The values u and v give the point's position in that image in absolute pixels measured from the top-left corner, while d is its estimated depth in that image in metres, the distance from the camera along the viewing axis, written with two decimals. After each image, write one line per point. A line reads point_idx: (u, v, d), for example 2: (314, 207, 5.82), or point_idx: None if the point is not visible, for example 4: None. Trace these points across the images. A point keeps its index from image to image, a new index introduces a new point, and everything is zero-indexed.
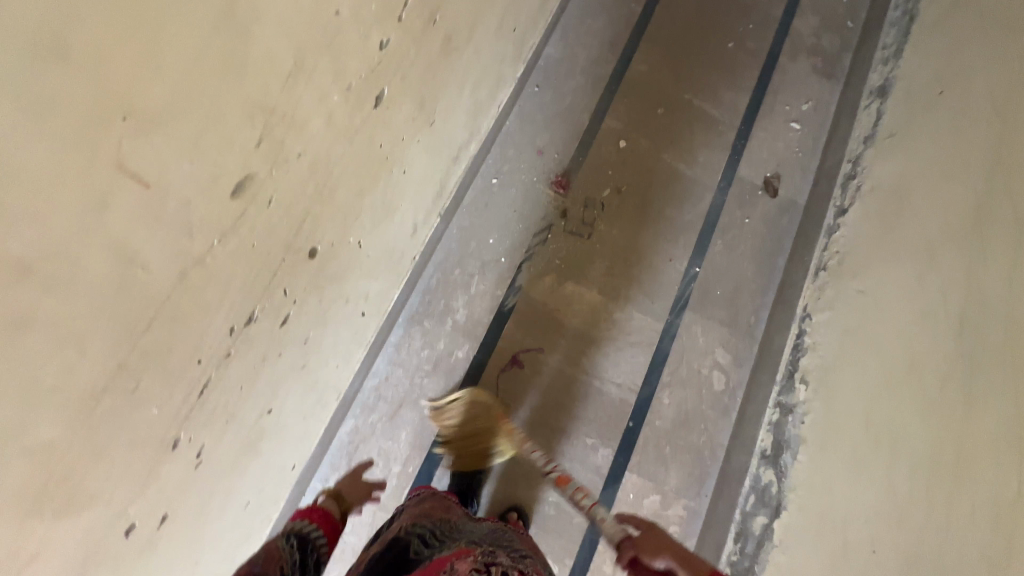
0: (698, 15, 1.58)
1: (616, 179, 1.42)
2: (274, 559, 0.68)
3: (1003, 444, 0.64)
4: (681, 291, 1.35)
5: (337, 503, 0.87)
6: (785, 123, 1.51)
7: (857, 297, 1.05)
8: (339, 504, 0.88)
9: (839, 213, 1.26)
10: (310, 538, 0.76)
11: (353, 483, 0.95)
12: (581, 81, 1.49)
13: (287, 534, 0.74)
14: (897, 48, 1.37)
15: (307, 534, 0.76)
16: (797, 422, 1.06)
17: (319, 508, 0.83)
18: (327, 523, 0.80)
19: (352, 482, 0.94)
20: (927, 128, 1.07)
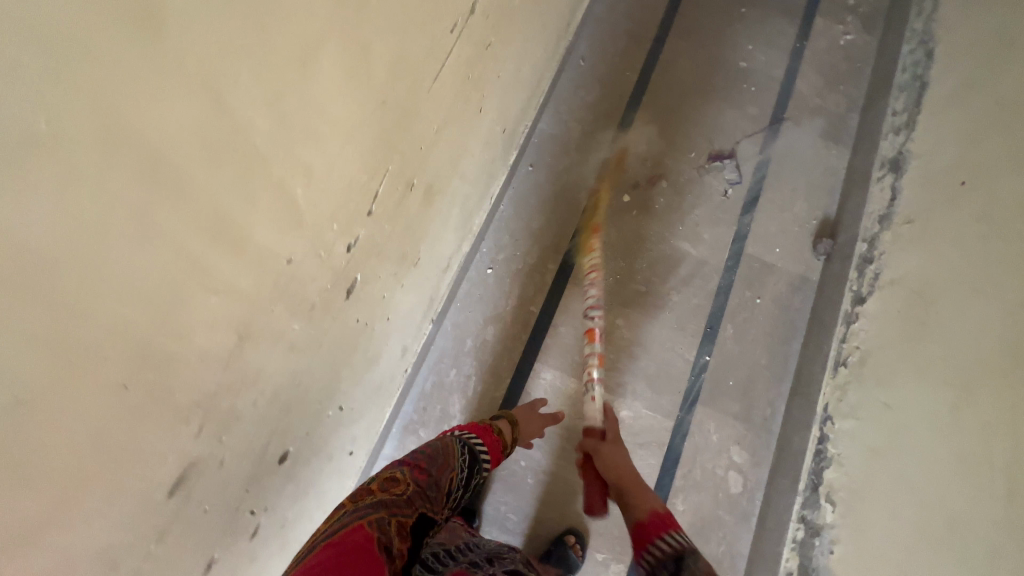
0: (695, 80, 1.52)
1: (620, 264, 1.35)
2: (449, 466, 0.77)
3: None
4: (690, 384, 1.28)
5: (509, 429, 0.98)
6: (793, 193, 1.44)
7: (881, 412, 0.98)
8: (512, 430, 0.99)
9: (857, 300, 1.18)
10: (476, 451, 0.84)
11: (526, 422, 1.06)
12: (576, 158, 1.42)
13: (461, 444, 0.82)
14: (910, 116, 1.29)
15: (476, 446, 0.85)
16: (824, 551, 0.98)
17: (488, 427, 0.92)
18: (489, 439, 0.89)
19: (530, 418, 1.07)
20: (950, 224, 1.00)
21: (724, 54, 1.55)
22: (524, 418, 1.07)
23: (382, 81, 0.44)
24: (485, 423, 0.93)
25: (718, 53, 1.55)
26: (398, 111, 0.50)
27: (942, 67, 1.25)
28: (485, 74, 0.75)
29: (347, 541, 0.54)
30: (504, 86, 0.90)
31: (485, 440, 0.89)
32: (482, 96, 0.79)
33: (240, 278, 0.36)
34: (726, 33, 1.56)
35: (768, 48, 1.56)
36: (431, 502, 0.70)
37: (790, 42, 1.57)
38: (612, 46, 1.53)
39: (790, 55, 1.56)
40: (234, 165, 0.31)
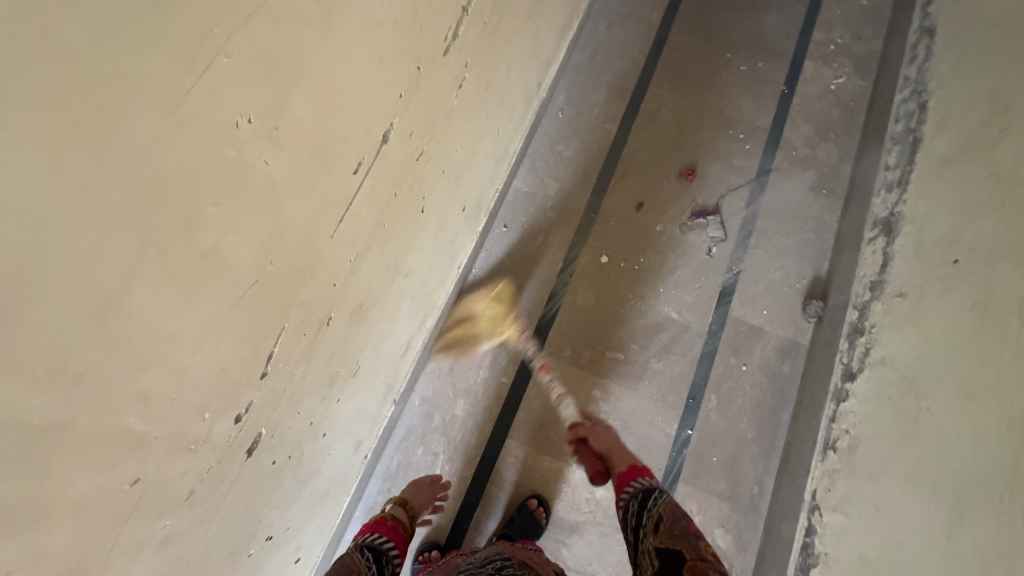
0: (678, 131, 1.46)
1: (597, 330, 1.29)
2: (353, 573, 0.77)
3: None
4: (672, 461, 1.21)
5: (404, 509, 1.01)
6: (782, 250, 1.37)
7: (871, 514, 0.90)
8: (404, 509, 1.02)
9: (847, 375, 1.10)
10: (377, 546, 0.86)
11: (416, 494, 1.07)
12: (553, 217, 1.37)
13: (360, 546, 0.84)
14: (903, 173, 1.21)
15: (375, 542, 0.87)
16: None
17: (382, 519, 0.94)
18: (388, 529, 0.92)
19: (414, 491, 1.07)
20: (944, 307, 0.92)
21: (708, 102, 1.49)
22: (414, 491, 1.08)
23: (245, 268, 0.39)
24: (380, 516, 0.96)
25: (701, 102, 1.49)
26: (285, 275, 0.45)
27: (937, 123, 1.17)
28: (423, 178, 0.70)
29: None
30: (455, 174, 0.86)
31: (386, 533, 0.91)
32: (424, 195, 0.74)
33: (52, 534, 0.31)
34: (710, 80, 1.51)
35: (754, 94, 1.50)
36: None
37: (778, 89, 1.50)
38: (590, 97, 1.48)
39: (778, 102, 1.49)
40: (14, 454, 0.26)
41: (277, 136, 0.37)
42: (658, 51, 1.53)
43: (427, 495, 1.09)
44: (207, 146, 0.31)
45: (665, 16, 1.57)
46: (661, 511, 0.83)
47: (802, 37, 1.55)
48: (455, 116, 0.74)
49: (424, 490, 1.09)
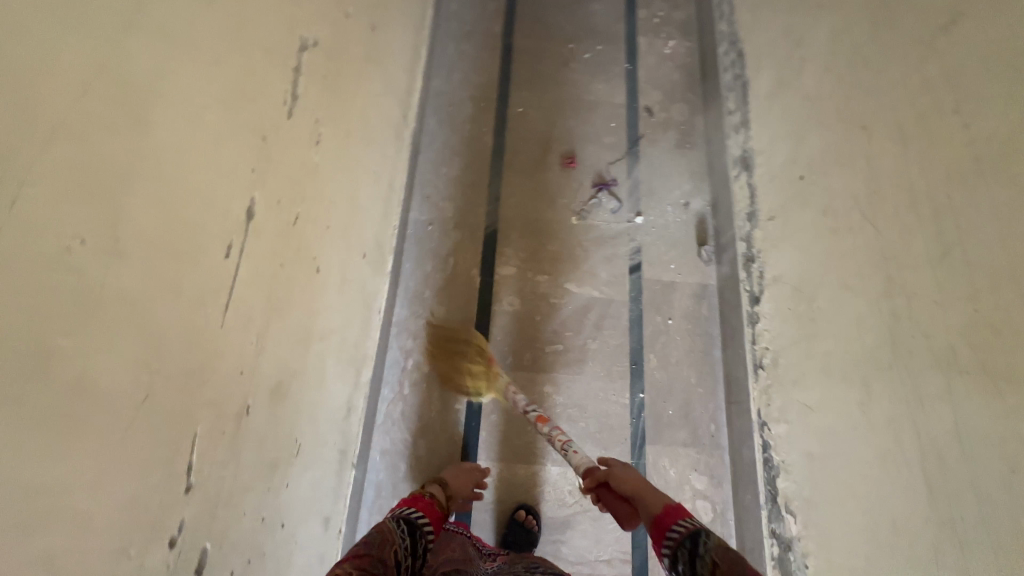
0: (548, 126, 1.55)
1: (530, 331, 1.33)
2: (388, 542, 0.72)
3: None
4: (634, 428, 1.27)
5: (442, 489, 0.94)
6: (670, 207, 1.48)
7: (806, 415, 1.00)
8: (444, 491, 0.95)
9: (753, 301, 1.21)
10: (413, 522, 0.80)
11: (456, 477, 1.01)
12: (457, 236, 1.40)
13: (395, 520, 0.77)
14: (744, 116, 1.35)
15: (412, 517, 0.81)
16: (800, 565, 0.98)
17: (420, 495, 0.88)
18: (425, 508, 0.85)
19: (457, 474, 1.03)
20: (805, 219, 1.06)
21: (567, 93, 1.59)
22: (456, 472, 1.04)
23: (118, 389, 0.37)
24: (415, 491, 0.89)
25: (561, 95, 1.59)
26: (179, 378, 0.43)
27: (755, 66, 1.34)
28: (305, 238, 0.70)
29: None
30: (342, 225, 0.86)
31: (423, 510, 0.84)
32: (314, 254, 0.74)
33: None
34: (563, 73, 1.61)
35: (604, 77, 1.63)
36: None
37: (623, 66, 1.64)
38: (458, 116, 1.53)
39: (626, 78, 1.63)
40: None
41: (122, 248, 0.36)
42: (509, 57, 1.62)
43: (463, 477, 1.03)
44: (36, 280, 0.30)
45: (505, 25, 1.66)
46: (715, 560, 0.61)
47: (629, 17, 1.70)
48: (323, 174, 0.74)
49: (463, 473, 1.04)
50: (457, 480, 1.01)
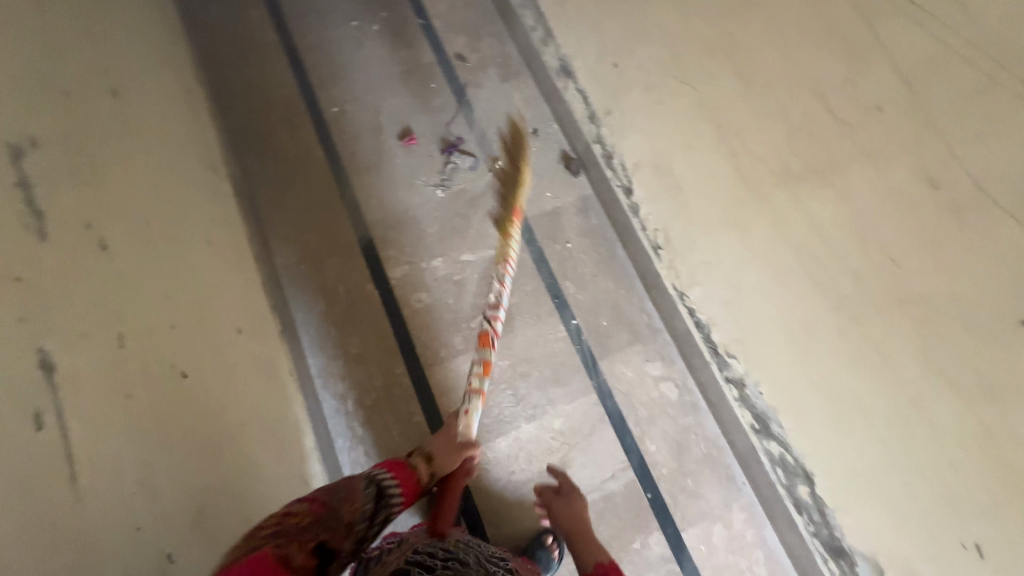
0: (372, 115, 1.48)
1: (449, 315, 1.31)
2: (353, 500, 0.75)
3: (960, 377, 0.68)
4: (581, 352, 1.31)
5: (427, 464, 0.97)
6: (522, 140, 1.48)
7: (708, 270, 1.09)
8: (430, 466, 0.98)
9: (626, 191, 1.22)
10: (385, 489, 0.84)
11: (443, 445, 1.04)
12: (336, 262, 1.33)
13: (368, 480, 0.83)
14: (546, 28, 1.37)
15: (384, 483, 0.85)
16: (757, 394, 1.06)
17: (397, 462, 0.92)
18: (404, 478, 0.90)
19: (444, 444, 1.04)
20: (635, 103, 1.12)
21: (376, 75, 1.53)
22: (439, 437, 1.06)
23: None
24: (395, 459, 0.93)
25: (371, 80, 1.52)
26: None
27: None
28: None
29: (249, 563, 0.52)
30: (186, 314, 0.78)
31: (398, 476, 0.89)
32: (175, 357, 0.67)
33: None
34: (362, 58, 1.54)
35: (404, 44, 1.57)
36: (331, 532, 0.67)
37: (416, 26, 1.59)
38: (278, 144, 1.43)
39: (425, 36, 1.58)
40: None
41: None
42: (301, 65, 1.52)
43: (448, 444, 1.04)
44: None
45: (281, 34, 1.55)
46: None
47: None
48: (111, 262, 0.66)
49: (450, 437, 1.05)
50: (441, 444, 1.04)
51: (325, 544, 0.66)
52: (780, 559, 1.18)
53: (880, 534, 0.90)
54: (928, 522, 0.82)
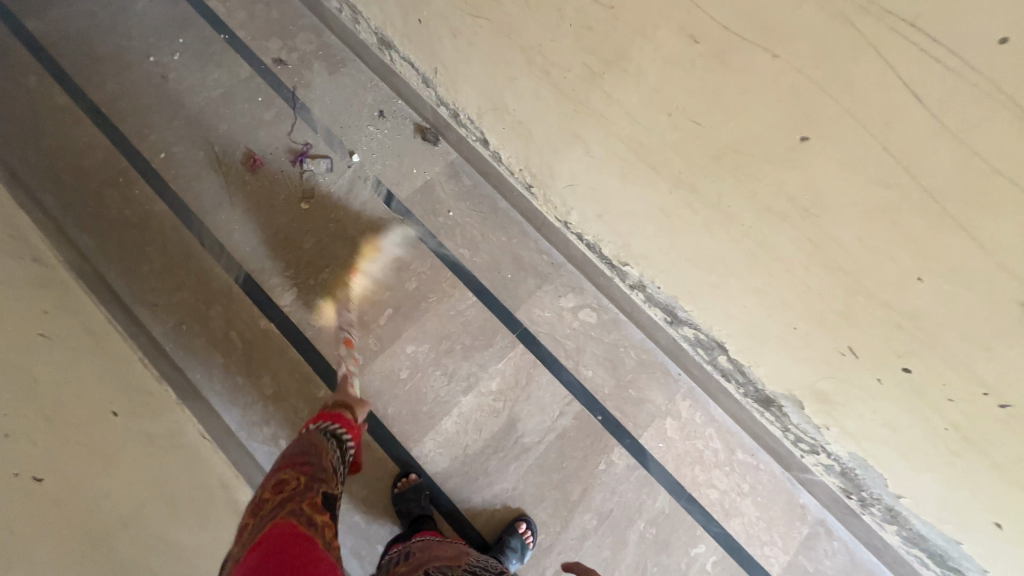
0: (206, 149, 1.38)
1: (356, 321, 1.27)
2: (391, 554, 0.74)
3: (789, 210, 0.68)
4: (495, 310, 1.31)
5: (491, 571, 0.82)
6: (371, 125, 1.44)
7: (574, 192, 1.11)
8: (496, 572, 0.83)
9: (484, 143, 1.28)
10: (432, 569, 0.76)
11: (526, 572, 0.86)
12: (219, 310, 1.25)
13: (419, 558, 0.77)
14: (349, 6, 1.34)
15: (338, 433, 0.91)
16: (656, 289, 1.13)
17: (347, 416, 0.98)
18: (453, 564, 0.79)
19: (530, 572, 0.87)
20: (450, 52, 1.10)
21: (194, 106, 1.42)
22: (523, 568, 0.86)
23: None
24: (338, 411, 0.98)
25: (191, 113, 1.41)
26: None
27: None
28: None
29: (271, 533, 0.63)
30: (33, 416, 0.73)
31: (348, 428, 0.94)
32: None
33: None
34: (173, 93, 1.42)
35: (214, 65, 1.46)
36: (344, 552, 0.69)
37: (221, 42, 1.48)
38: (112, 211, 1.30)
39: (235, 52, 1.48)
40: None
41: None
42: (107, 119, 1.38)
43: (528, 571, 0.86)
44: None
45: (73, 93, 1.39)
46: None
47: None
48: None
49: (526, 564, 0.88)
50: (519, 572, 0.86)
51: (326, 492, 0.75)
52: (729, 428, 1.27)
53: (785, 373, 0.98)
54: (813, 350, 0.86)
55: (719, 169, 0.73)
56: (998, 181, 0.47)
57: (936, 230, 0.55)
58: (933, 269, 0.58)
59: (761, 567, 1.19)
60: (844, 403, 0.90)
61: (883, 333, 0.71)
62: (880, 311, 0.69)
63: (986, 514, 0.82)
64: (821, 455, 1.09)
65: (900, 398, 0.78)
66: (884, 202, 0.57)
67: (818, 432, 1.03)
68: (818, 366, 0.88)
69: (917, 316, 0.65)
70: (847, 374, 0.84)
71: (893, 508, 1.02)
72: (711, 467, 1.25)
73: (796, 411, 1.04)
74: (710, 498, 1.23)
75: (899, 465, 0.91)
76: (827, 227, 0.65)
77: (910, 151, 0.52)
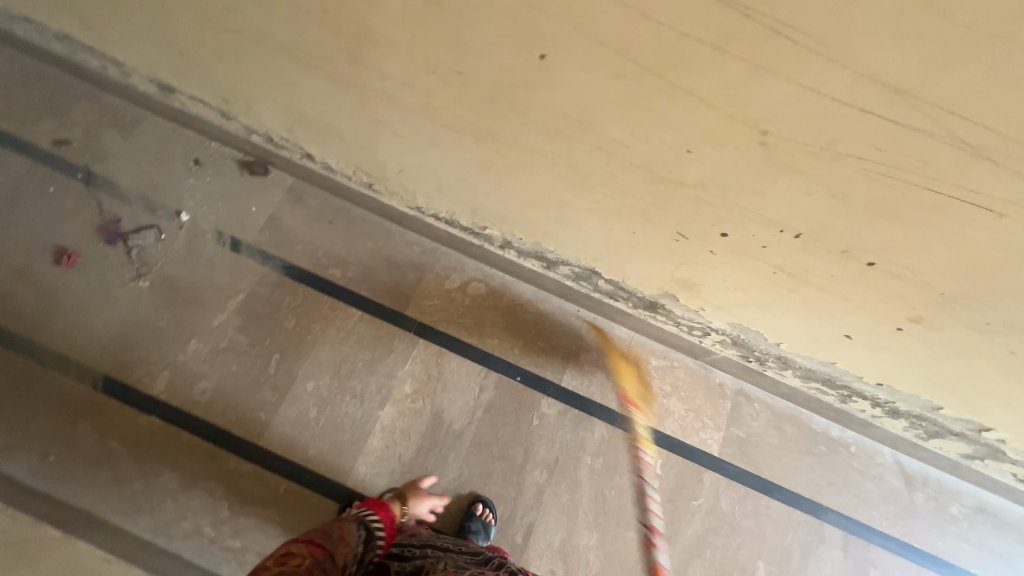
0: (7, 262, 1.22)
1: (244, 379, 1.20)
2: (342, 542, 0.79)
3: (572, 129, 0.71)
4: (385, 316, 1.29)
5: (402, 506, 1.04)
6: (190, 177, 1.34)
7: (408, 177, 1.09)
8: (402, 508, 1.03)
9: (310, 157, 1.22)
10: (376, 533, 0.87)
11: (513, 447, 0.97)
12: (85, 424, 1.13)
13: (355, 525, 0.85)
14: (110, 59, 1.21)
15: (372, 524, 0.88)
16: (520, 241, 1.15)
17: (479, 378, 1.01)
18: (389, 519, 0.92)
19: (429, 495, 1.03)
20: (227, 77, 1.03)
21: None
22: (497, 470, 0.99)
23: None
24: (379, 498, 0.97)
25: None
26: None
27: (43, 16, 1.14)
28: None
29: None
30: None
31: (388, 523, 0.91)
32: None
33: None
34: None
35: None
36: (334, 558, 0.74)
37: None
38: None
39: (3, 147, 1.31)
40: None
41: None
42: None
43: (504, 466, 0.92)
44: None
45: None
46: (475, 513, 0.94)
47: None
48: None
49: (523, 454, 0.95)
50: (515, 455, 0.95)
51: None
52: (637, 341, 1.34)
53: (651, 275, 1.04)
54: (657, 245, 0.91)
55: (505, 110, 0.74)
56: (689, 44, 0.52)
57: (673, 103, 0.59)
58: (693, 136, 0.63)
59: (702, 451, 1.28)
60: (701, 282, 0.97)
61: (694, 210, 0.77)
62: (680, 192, 0.75)
63: (837, 331, 0.93)
64: (713, 334, 1.18)
65: (734, 261, 0.85)
66: (627, 93, 0.61)
67: (699, 315, 1.11)
68: (668, 258, 0.94)
69: (706, 185, 0.71)
70: (691, 256, 0.90)
71: (781, 355, 1.13)
72: (632, 382, 1.31)
73: (675, 304, 1.11)
74: (641, 410, 1.30)
75: (765, 318, 1.00)
76: (603, 131, 0.69)
77: (619, 38, 0.55)
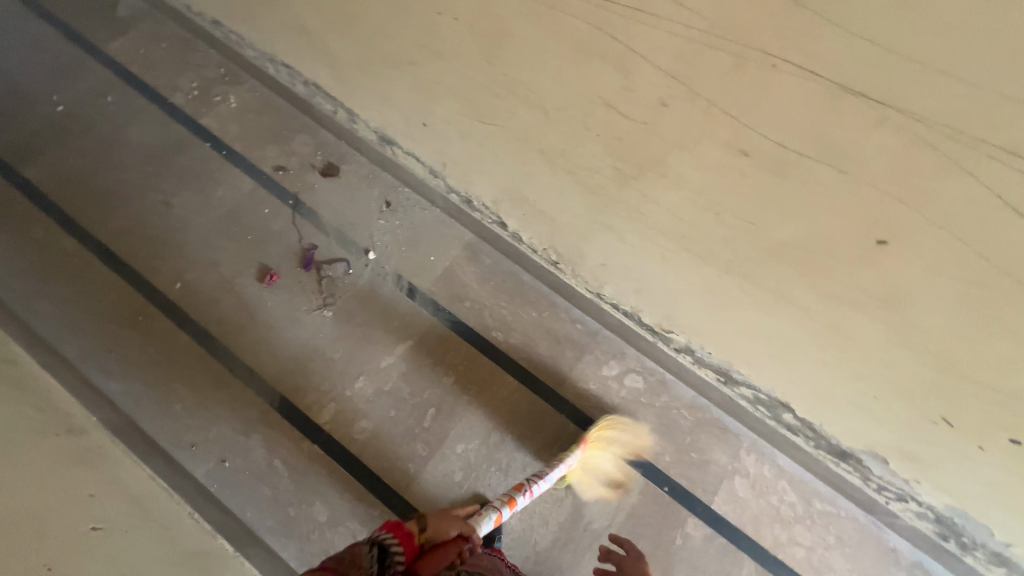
0: (220, 271, 1.35)
1: (401, 427, 1.23)
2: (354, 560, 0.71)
3: (869, 303, 0.65)
4: (540, 392, 1.27)
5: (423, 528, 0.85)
6: (381, 219, 1.42)
7: (608, 271, 1.07)
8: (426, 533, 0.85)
9: (503, 226, 1.24)
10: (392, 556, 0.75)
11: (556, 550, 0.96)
12: (258, 438, 1.21)
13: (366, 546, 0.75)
14: (342, 108, 1.32)
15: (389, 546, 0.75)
16: (707, 354, 1.08)
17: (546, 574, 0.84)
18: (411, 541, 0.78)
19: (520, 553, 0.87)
20: (460, 151, 1.07)
21: (201, 229, 1.40)
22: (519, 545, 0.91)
23: None
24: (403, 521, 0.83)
25: (199, 237, 1.39)
26: None
27: (300, 67, 1.28)
28: None
29: None
30: None
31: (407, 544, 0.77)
32: None
33: None
34: (178, 218, 1.40)
35: (214, 183, 1.44)
36: None
37: (217, 158, 1.47)
38: (134, 351, 1.27)
39: (234, 166, 1.47)
40: None
41: None
42: (115, 256, 1.35)
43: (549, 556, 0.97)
44: None
45: (79, 235, 1.36)
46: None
47: (175, 115, 1.51)
48: None
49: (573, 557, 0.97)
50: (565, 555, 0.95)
51: None
52: (800, 477, 1.22)
53: (865, 433, 0.93)
54: (897, 416, 0.81)
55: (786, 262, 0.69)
56: None
57: None
58: None
59: None
60: (936, 461, 0.85)
61: (984, 410, 0.67)
62: (976, 391, 0.65)
63: None
64: (909, 502, 1.04)
65: (1005, 464, 0.74)
66: (978, 300, 0.56)
67: (906, 484, 0.98)
68: (905, 430, 0.83)
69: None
70: (941, 440, 0.79)
71: (999, 552, 0.97)
72: (790, 523, 1.19)
73: (879, 465, 0.98)
74: (796, 556, 1.17)
75: (1004, 517, 0.86)
76: (912, 317, 0.63)
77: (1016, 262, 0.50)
